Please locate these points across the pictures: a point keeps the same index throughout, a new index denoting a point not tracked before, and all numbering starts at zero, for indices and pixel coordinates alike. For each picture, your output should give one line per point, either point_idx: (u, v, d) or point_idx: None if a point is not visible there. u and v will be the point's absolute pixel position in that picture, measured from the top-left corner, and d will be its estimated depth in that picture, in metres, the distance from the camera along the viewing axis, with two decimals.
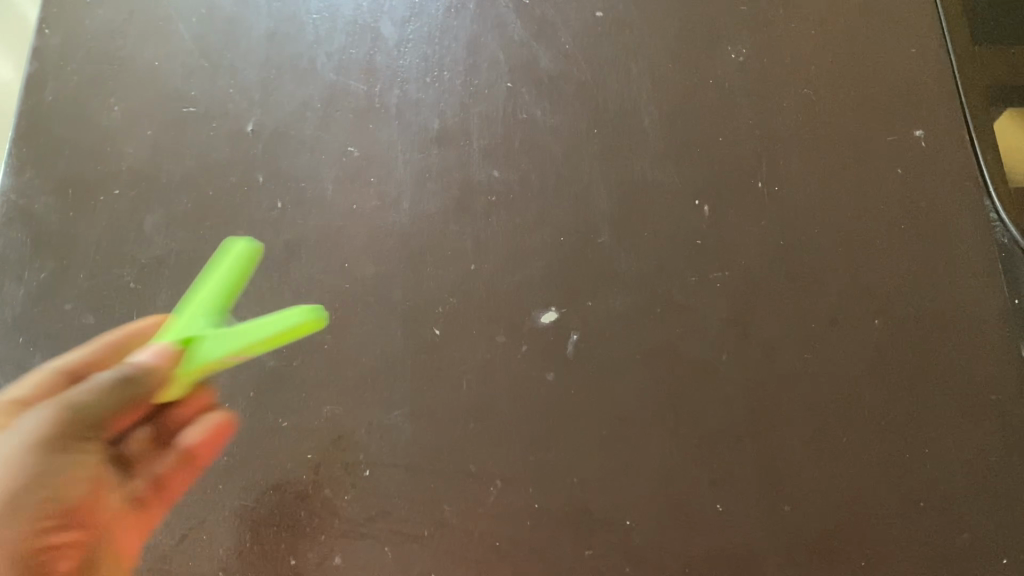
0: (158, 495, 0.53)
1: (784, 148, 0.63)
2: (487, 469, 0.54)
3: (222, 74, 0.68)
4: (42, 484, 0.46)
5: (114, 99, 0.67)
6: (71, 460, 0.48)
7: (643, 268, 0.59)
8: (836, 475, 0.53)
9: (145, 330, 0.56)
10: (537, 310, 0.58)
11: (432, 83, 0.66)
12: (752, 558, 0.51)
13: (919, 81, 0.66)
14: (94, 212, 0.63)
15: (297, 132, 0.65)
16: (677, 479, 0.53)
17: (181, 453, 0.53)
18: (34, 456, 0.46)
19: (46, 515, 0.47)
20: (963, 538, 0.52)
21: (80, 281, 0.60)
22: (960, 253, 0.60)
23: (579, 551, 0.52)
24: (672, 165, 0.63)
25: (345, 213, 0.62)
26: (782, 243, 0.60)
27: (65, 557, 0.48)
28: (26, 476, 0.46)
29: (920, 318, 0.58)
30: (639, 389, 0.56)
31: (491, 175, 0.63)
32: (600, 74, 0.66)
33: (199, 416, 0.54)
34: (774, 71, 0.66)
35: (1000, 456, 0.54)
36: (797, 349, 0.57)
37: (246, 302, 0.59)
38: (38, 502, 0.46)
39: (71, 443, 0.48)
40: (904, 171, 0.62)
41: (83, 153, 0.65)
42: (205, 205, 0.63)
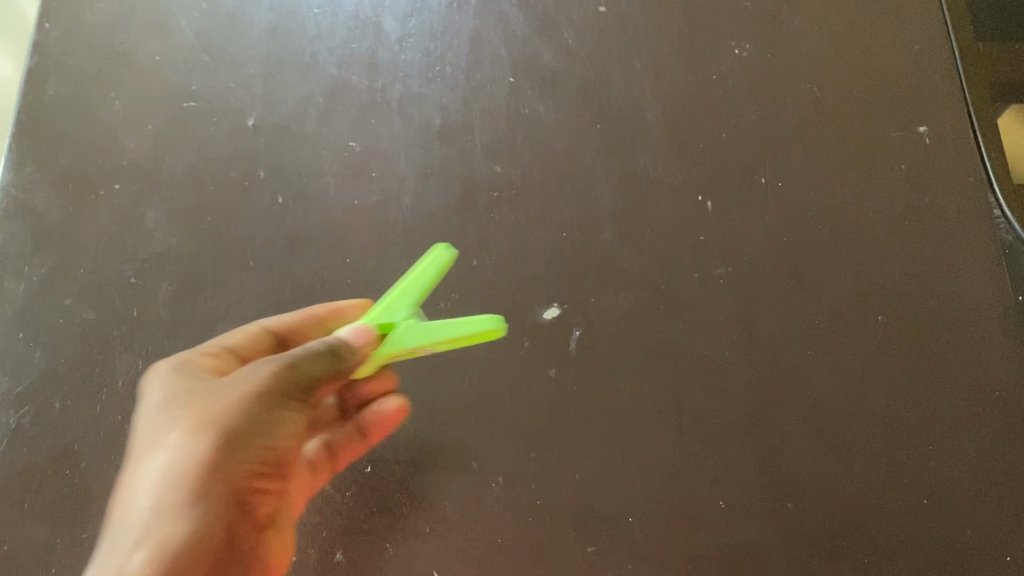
0: (328, 464, 0.54)
1: (787, 144, 0.63)
2: (488, 466, 0.54)
3: (224, 68, 0.67)
4: (268, 433, 0.46)
5: (115, 93, 0.67)
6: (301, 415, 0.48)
7: (646, 264, 0.59)
8: (839, 473, 0.53)
9: (345, 308, 0.55)
10: (539, 306, 0.58)
11: (434, 77, 0.66)
12: (754, 556, 0.51)
13: (922, 77, 0.65)
14: (95, 207, 0.63)
15: (299, 127, 0.65)
16: (680, 476, 0.53)
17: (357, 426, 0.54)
18: (268, 402, 0.46)
19: (265, 464, 0.46)
20: (966, 535, 0.51)
21: (80, 276, 0.60)
22: (964, 249, 0.59)
23: (581, 548, 0.52)
24: (676, 162, 0.63)
25: (347, 208, 0.62)
26: (785, 239, 0.60)
27: (259, 507, 0.47)
28: (253, 422, 0.45)
29: (924, 314, 0.57)
30: (642, 385, 0.56)
31: (493, 171, 0.63)
32: (603, 69, 0.66)
33: (380, 397, 0.55)
34: (777, 67, 0.66)
35: (1004, 453, 0.53)
36: (800, 346, 0.56)
37: (247, 298, 0.59)
38: (261, 447, 0.46)
39: (302, 399, 0.48)
40: (907, 168, 0.62)
41: (84, 147, 0.65)
42: (207, 200, 0.62)
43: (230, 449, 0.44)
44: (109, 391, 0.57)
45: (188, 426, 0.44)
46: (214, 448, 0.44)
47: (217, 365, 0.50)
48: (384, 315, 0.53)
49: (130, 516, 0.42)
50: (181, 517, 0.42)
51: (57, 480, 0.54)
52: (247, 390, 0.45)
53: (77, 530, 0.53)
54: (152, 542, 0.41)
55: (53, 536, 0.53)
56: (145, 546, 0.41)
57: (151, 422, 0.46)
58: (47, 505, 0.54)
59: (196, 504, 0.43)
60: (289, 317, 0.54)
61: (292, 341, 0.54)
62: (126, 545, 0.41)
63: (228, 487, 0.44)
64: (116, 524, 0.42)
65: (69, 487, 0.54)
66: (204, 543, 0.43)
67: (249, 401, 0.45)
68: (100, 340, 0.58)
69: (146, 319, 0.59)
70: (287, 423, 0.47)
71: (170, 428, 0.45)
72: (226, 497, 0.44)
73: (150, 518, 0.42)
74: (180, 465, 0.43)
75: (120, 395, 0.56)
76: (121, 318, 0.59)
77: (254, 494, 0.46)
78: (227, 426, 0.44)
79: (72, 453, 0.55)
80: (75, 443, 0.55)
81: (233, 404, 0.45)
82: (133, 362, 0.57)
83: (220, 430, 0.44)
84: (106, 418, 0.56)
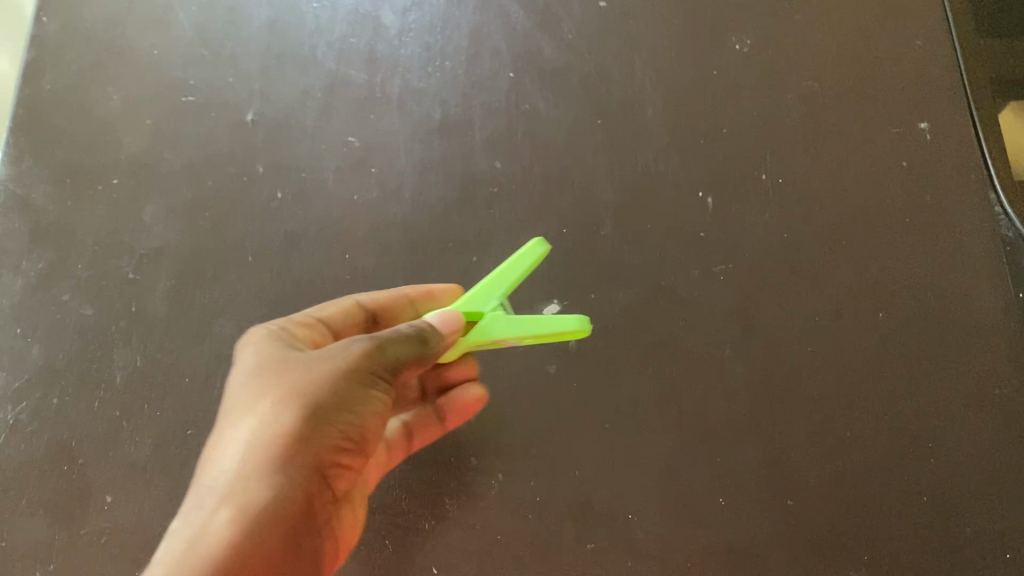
0: (404, 446, 0.54)
1: (789, 140, 0.63)
2: (487, 462, 0.54)
3: (223, 63, 0.67)
4: (355, 410, 0.44)
5: (113, 87, 0.67)
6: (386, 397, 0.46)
7: (646, 260, 0.59)
8: (839, 471, 0.53)
9: (436, 294, 0.56)
10: (538, 302, 0.58)
11: (434, 72, 0.66)
12: (754, 554, 0.51)
13: (923, 73, 0.65)
14: (93, 201, 0.62)
15: (298, 121, 0.64)
16: (679, 473, 0.53)
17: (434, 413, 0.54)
18: (359, 379, 0.44)
19: (350, 442, 0.44)
20: (965, 531, 0.51)
21: (78, 271, 0.60)
22: (965, 246, 0.59)
23: (581, 545, 0.52)
24: (676, 158, 0.62)
25: (345, 203, 0.61)
26: (786, 236, 0.60)
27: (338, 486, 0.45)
28: (339, 397, 0.43)
29: (925, 312, 0.57)
30: (642, 383, 0.56)
31: (493, 166, 0.62)
32: (603, 64, 0.66)
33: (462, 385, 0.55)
34: (778, 63, 0.66)
35: (1005, 451, 0.53)
36: (800, 344, 0.56)
37: (246, 293, 0.59)
38: (350, 424, 0.44)
39: (391, 381, 0.46)
40: (909, 164, 0.62)
41: (82, 141, 0.64)
42: (206, 195, 0.62)
43: (318, 422, 0.43)
44: (107, 386, 0.56)
45: (280, 393, 0.43)
46: (303, 419, 0.42)
47: (312, 338, 0.50)
48: (471, 306, 0.53)
49: (215, 474, 0.41)
50: (264, 479, 0.41)
51: (54, 476, 0.54)
52: (339, 365, 0.44)
53: (75, 526, 0.53)
54: (235, 500, 0.40)
55: (50, 533, 0.52)
56: (229, 504, 0.40)
57: (243, 389, 0.45)
58: (45, 501, 0.53)
59: (281, 469, 0.41)
60: (382, 295, 0.54)
61: (382, 318, 0.54)
62: (211, 501, 0.40)
63: (312, 459, 0.42)
64: (201, 480, 0.42)
65: (66, 483, 0.54)
66: (286, 509, 0.41)
67: (342, 376, 0.44)
68: (98, 336, 0.58)
69: (144, 315, 0.58)
70: (375, 403, 0.45)
71: (262, 394, 0.44)
72: (309, 468, 0.42)
73: (234, 478, 0.41)
74: (268, 432, 0.42)
75: (118, 391, 0.56)
76: (119, 313, 0.59)
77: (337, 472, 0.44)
78: (317, 398, 0.43)
79: (70, 449, 0.55)
80: (73, 439, 0.55)
81: (324, 377, 0.44)
82: (131, 357, 0.57)
83: (311, 401, 0.43)
84: (104, 414, 0.56)
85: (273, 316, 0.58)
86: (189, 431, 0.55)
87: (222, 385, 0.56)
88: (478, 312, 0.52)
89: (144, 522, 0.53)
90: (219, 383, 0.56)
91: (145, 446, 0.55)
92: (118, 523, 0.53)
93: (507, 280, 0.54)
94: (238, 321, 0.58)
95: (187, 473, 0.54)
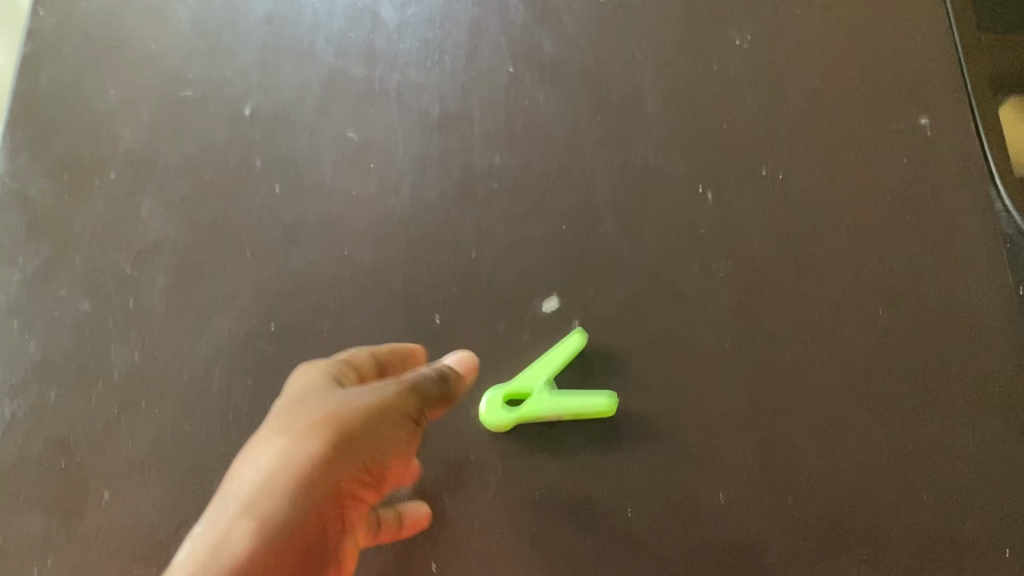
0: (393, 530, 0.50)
1: (789, 135, 0.63)
2: (487, 458, 0.54)
3: (221, 58, 0.67)
4: (386, 445, 0.42)
5: (110, 81, 0.66)
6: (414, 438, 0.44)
7: (646, 256, 0.59)
8: (840, 466, 0.53)
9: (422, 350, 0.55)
10: (538, 298, 0.58)
11: (433, 67, 0.66)
12: (754, 549, 0.51)
13: (924, 68, 0.65)
14: (91, 195, 0.62)
15: (297, 116, 0.64)
16: (680, 469, 0.53)
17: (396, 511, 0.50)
18: (391, 415, 0.43)
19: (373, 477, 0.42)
20: (966, 528, 0.51)
21: (76, 266, 0.60)
22: (966, 242, 0.59)
23: (580, 541, 0.52)
24: (676, 154, 0.62)
25: (344, 198, 0.61)
26: (786, 231, 0.59)
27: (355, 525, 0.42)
28: (373, 427, 0.42)
29: (926, 308, 0.57)
30: (642, 379, 0.55)
31: (492, 162, 0.62)
32: (602, 59, 0.66)
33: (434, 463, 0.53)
34: (778, 58, 0.65)
35: (1005, 446, 0.53)
36: (801, 339, 0.56)
37: (244, 289, 0.59)
38: (376, 458, 0.42)
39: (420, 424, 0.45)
40: (909, 160, 0.62)
41: (79, 136, 0.64)
42: (204, 190, 0.62)
43: (347, 448, 0.41)
44: (105, 382, 0.56)
45: (306, 422, 0.41)
46: (337, 443, 0.40)
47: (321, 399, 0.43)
48: (523, 381, 0.54)
49: (234, 492, 0.39)
50: (285, 496, 0.39)
51: (51, 472, 0.54)
52: (373, 396, 0.43)
53: (72, 522, 0.52)
54: (254, 513, 0.38)
55: (48, 529, 0.52)
56: (250, 516, 0.38)
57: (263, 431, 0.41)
58: (42, 497, 0.53)
59: (303, 489, 0.39)
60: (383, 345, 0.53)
61: None
62: (228, 514, 0.38)
63: (334, 485, 0.40)
64: (219, 502, 0.40)
65: (63, 479, 0.54)
66: (306, 533, 0.39)
67: (375, 408, 0.42)
68: (96, 331, 0.58)
69: (141, 310, 0.58)
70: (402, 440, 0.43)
71: (285, 428, 0.41)
72: (330, 494, 0.40)
73: (257, 491, 0.39)
74: (298, 453, 0.40)
75: (115, 386, 0.56)
76: (116, 308, 0.58)
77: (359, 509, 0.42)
78: (353, 422, 0.41)
79: (67, 445, 0.54)
80: (70, 435, 0.55)
81: (358, 406, 0.42)
82: (129, 353, 0.57)
83: (341, 428, 0.41)
84: (102, 409, 0.55)
85: (271, 312, 0.58)
86: (187, 427, 0.55)
87: (220, 381, 0.56)
88: (528, 390, 0.54)
89: (142, 518, 0.52)
90: (217, 378, 0.56)
91: (143, 441, 0.54)
92: (116, 519, 0.52)
93: (554, 364, 0.55)
94: (236, 317, 0.58)
95: (185, 469, 0.54)
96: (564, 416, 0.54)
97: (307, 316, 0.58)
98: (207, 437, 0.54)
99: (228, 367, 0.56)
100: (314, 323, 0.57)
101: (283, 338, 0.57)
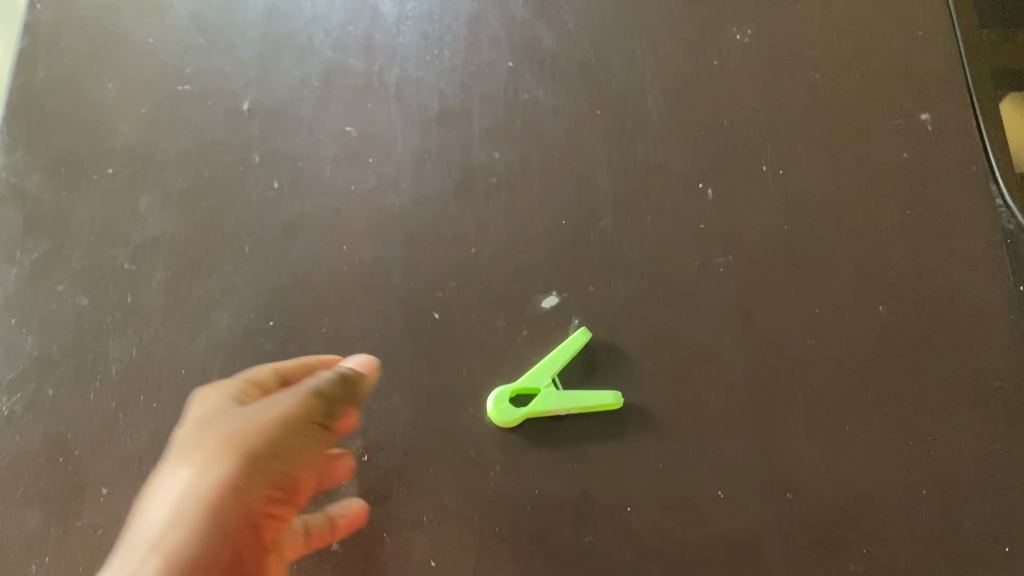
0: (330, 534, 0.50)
1: (789, 131, 0.62)
2: (487, 454, 0.53)
3: (219, 51, 0.66)
4: (286, 460, 0.44)
5: (107, 75, 0.66)
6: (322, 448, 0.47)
7: (646, 252, 0.59)
8: (839, 462, 0.53)
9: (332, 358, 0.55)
10: (538, 294, 0.57)
11: (432, 61, 0.65)
12: (752, 545, 0.51)
13: (925, 63, 0.65)
14: (88, 190, 0.62)
15: (295, 111, 0.64)
16: (679, 465, 0.53)
17: (326, 514, 0.50)
18: (292, 432, 0.45)
19: (283, 492, 0.44)
20: (966, 525, 0.51)
21: (73, 261, 0.59)
22: (967, 238, 0.59)
23: (578, 537, 0.51)
24: (676, 149, 0.62)
25: (342, 194, 0.61)
26: (786, 227, 0.59)
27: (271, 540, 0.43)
28: (267, 448, 0.44)
29: (926, 304, 0.57)
30: (641, 375, 0.55)
31: (492, 157, 0.62)
32: (603, 54, 0.66)
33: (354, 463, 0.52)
34: (779, 53, 0.65)
35: (1003, 443, 0.53)
36: (801, 335, 0.56)
37: (242, 284, 0.58)
38: (283, 472, 0.44)
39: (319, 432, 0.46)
40: (910, 155, 0.61)
41: (76, 130, 0.64)
42: (202, 185, 0.62)
43: (256, 467, 0.43)
44: (103, 377, 0.56)
45: (215, 450, 0.43)
46: (233, 470, 0.42)
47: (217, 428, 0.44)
48: (528, 380, 0.54)
49: (141, 533, 0.40)
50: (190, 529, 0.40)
51: (50, 468, 0.54)
52: (277, 415, 0.45)
53: (71, 518, 0.52)
54: (161, 549, 0.40)
55: (46, 525, 0.52)
56: (156, 555, 0.39)
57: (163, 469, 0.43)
58: (41, 493, 0.53)
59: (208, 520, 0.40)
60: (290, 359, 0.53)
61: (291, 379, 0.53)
62: (137, 556, 0.40)
63: (240, 510, 0.42)
64: (128, 542, 0.41)
65: (62, 475, 0.53)
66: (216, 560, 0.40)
67: (272, 428, 0.44)
68: (94, 327, 0.57)
69: (139, 305, 0.58)
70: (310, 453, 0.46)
71: (185, 462, 0.43)
72: (243, 515, 0.42)
73: (160, 532, 0.40)
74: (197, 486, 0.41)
75: (114, 382, 0.56)
76: (114, 304, 0.58)
77: (271, 524, 0.43)
78: (247, 449, 0.43)
79: (66, 441, 0.54)
80: (68, 431, 0.55)
81: (261, 426, 0.44)
82: (127, 348, 0.57)
83: (247, 450, 0.43)
84: (100, 405, 0.55)
85: (269, 307, 0.58)
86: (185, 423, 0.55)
87: (219, 376, 0.56)
88: (534, 388, 0.54)
89: None
90: (216, 374, 0.56)
91: (141, 437, 0.54)
92: (115, 515, 0.52)
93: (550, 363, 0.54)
94: (235, 312, 0.58)
95: None
96: (571, 411, 0.54)
97: (305, 312, 0.57)
98: None
99: (226, 363, 0.56)
100: (312, 319, 0.57)
101: (281, 334, 0.57)
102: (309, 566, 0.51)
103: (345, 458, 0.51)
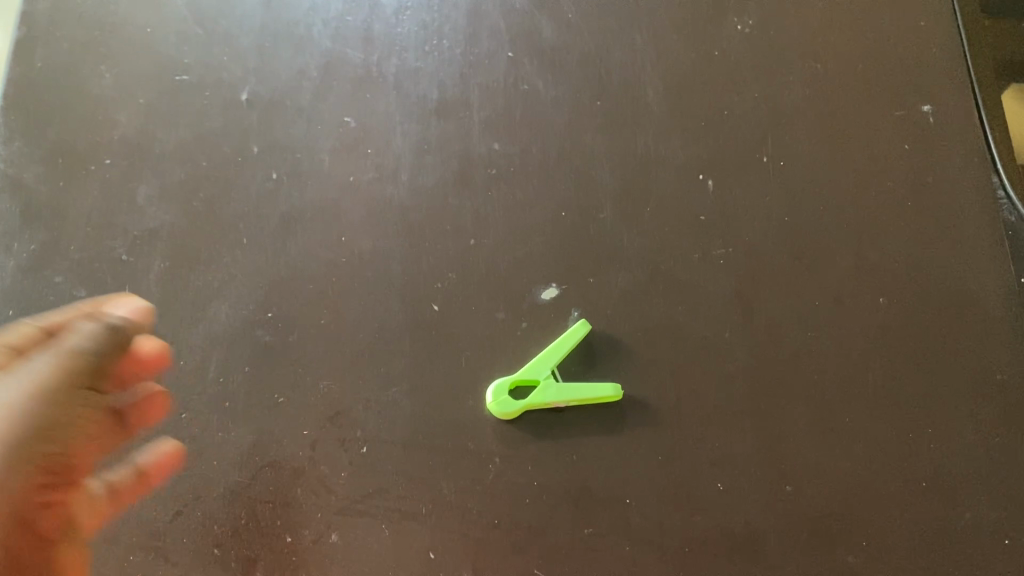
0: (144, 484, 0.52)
1: (790, 122, 0.62)
2: (486, 446, 0.53)
3: (217, 41, 0.66)
4: (38, 447, 0.46)
5: (105, 65, 0.66)
6: (87, 408, 0.49)
7: (646, 244, 0.58)
8: (839, 454, 0.53)
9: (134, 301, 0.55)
10: (537, 286, 0.57)
11: (431, 52, 0.65)
12: (751, 537, 0.51)
13: (928, 54, 0.64)
14: (86, 181, 0.62)
15: (293, 101, 0.64)
16: (678, 457, 0.53)
17: (133, 466, 0.52)
18: (48, 414, 0.47)
19: (47, 476, 0.47)
20: (965, 519, 0.51)
21: (71, 253, 0.59)
22: (969, 229, 0.58)
23: (577, 529, 0.51)
24: (676, 140, 0.62)
25: (341, 185, 0.61)
26: (787, 219, 0.59)
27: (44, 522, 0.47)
28: (27, 437, 0.46)
29: (926, 296, 0.57)
30: (641, 367, 0.55)
31: (491, 148, 0.62)
32: (603, 45, 0.65)
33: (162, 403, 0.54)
34: (780, 44, 0.65)
35: (1003, 435, 0.53)
36: (801, 327, 0.56)
37: (241, 276, 0.58)
38: (43, 456, 0.46)
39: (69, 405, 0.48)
40: (911, 146, 0.61)
41: (73, 121, 0.64)
42: (199, 176, 0.61)
43: (18, 452, 0.45)
44: None
45: None
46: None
47: None
48: (528, 371, 0.54)
49: None
50: None
51: None
52: (37, 391, 0.47)
53: None
54: None
55: None
56: None
57: None
58: None
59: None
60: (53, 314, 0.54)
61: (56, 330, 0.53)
62: None
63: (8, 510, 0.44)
64: None
65: None
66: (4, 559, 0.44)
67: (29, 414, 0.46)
68: None
69: (138, 298, 0.58)
70: (71, 420, 0.48)
71: None
72: (15, 507, 0.45)
73: None
74: None
75: None
76: (112, 296, 0.58)
77: (43, 511, 0.46)
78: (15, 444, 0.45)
79: None
80: None
81: (31, 406, 0.46)
82: None
83: (19, 434, 0.45)
84: None
85: (268, 299, 0.57)
86: (185, 415, 0.55)
87: (217, 368, 0.56)
88: (534, 379, 0.54)
89: (139, 506, 0.52)
90: (215, 366, 0.56)
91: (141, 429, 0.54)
92: None
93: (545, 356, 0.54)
94: (233, 304, 0.57)
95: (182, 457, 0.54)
96: (571, 403, 0.54)
97: (303, 304, 0.57)
98: (204, 425, 0.54)
99: (225, 355, 0.56)
100: (311, 311, 0.57)
101: (280, 326, 0.57)
102: (306, 558, 0.51)
103: (151, 398, 0.53)
